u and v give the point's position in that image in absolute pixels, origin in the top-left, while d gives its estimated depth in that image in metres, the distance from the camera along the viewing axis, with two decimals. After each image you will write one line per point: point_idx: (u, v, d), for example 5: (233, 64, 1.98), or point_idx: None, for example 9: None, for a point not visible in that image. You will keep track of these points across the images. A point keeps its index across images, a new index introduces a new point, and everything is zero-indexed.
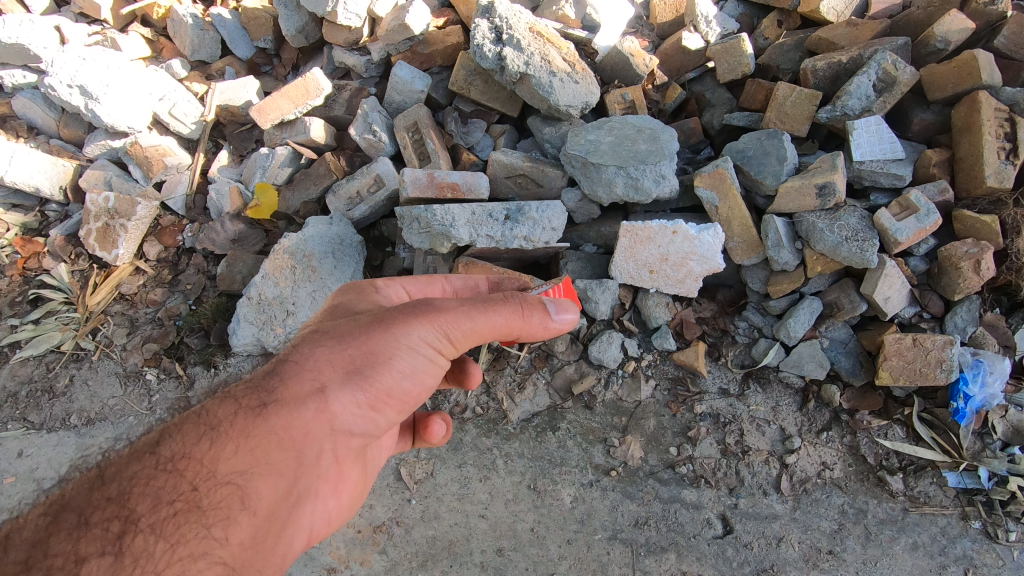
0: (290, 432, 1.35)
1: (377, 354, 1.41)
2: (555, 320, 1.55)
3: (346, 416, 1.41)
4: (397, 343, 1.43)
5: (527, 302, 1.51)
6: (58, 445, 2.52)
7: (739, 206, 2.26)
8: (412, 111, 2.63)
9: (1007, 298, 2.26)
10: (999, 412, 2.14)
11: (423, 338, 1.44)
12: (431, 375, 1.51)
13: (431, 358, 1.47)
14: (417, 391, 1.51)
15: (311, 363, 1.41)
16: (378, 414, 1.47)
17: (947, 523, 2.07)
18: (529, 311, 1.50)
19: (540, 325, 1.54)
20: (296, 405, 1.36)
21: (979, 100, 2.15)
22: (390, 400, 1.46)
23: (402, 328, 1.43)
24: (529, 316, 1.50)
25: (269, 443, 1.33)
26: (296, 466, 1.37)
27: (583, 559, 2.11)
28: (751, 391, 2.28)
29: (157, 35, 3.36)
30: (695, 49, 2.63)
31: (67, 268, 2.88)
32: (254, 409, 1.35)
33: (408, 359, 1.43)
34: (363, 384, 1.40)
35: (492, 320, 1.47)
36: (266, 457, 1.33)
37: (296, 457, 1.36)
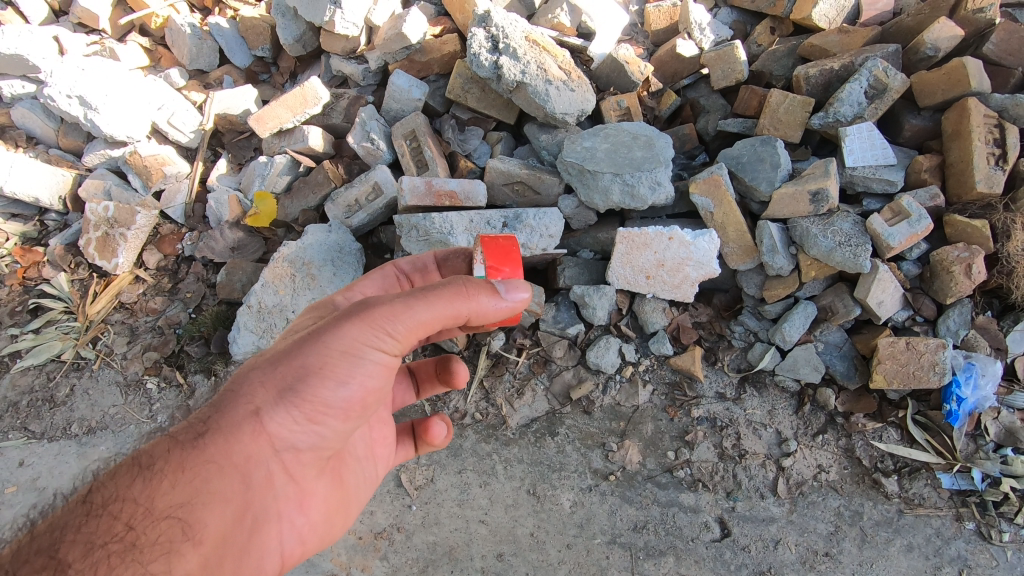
0: (230, 459, 1.28)
1: (309, 366, 1.28)
2: (505, 300, 1.39)
3: (288, 433, 1.31)
4: (332, 353, 1.29)
5: (468, 285, 1.35)
6: (59, 454, 2.53)
7: (734, 212, 2.29)
8: (410, 120, 2.66)
9: (998, 301, 2.30)
10: (991, 413, 2.18)
11: (361, 342, 1.30)
12: (381, 379, 1.38)
13: (375, 362, 1.33)
14: (369, 399, 1.39)
15: (244, 386, 1.29)
16: (325, 426, 1.36)
17: (942, 524, 2.10)
18: (471, 295, 1.34)
19: (488, 309, 1.38)
20: (231, 432, 1.27)
21: (968, 107, 2.18)
22: (335, 412, 1.34)
23: (334, 334, 1.29)
24: (473, 296, 1.35)
25: (206, 472, 1.26)
26: (243, 489, 1.32)
27: (583, 563, 2.13)
28: (747, 395, 2.31)
29: (156, 44, 3.38)
30: (689, 56, 2.67)
31: (67, 277, 2.90)
32: (189, 441, 1.27)
33: (348, 367, 1.30)
34: (299, 399, 1.28)
35: (433, 311, 1.32)
36: (206, 487, 1.25)
37: (241, 480, 1.31)
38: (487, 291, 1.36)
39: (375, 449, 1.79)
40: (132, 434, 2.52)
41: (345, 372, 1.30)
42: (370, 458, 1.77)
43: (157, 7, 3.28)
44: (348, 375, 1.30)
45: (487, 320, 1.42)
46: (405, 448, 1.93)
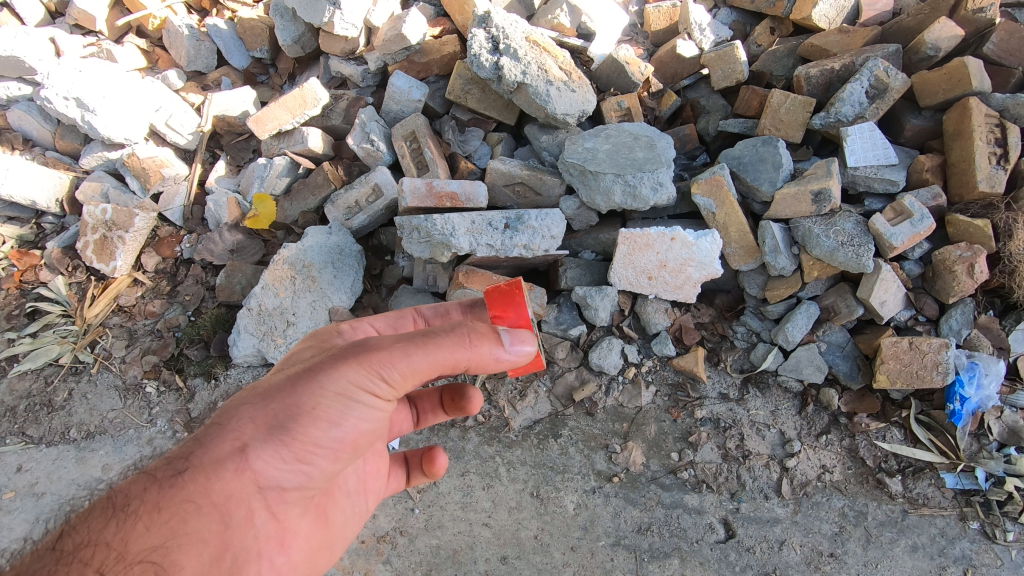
0: (211, 498, 1.26)
1: (301, 405, 1.28)
2: (507, 354, 1.35)
3: (274, 472, 1.31)
4: (324, 394, 1.28)
5: (470, 332, 1.32)
6: (58, 459, 2.51)
7: (736, 212, 2.28)
8: (410, 121, 2.65)
9: (1000, 300, 2.30)
10: (994, 413, 2.18)
11: (354, 383, 1.28)
12: (373, 420, 1.37)
13: (367, 405, 1.32)
14: (359, 441, 1.38)
15: (233, 421, 1.28)
16: (312, 466, 1.35)
17: (946, 524, 2.10)
18: (473, 342, 1.30)
19: (492, 360, 1.35)
20: (214, 469, 1.26)
21: (970, 107, 2.18)
22: (325, 451, 1.33)
23: (328, 375, 1.28)
24: (478, 346, 1.31)
25: (185, 511, 1.24)
26: (221, 529, 1.29)
27: (587, 566, 2.12)
28: (750, 396, 2.30)
29: (153, 46, 3.37)
30: (689, 56, 2.67)
31: (64, 280, 2.87)
32: (169, 479, 1.26)
33: (339, 409, 1.29)
34: (287, 439, 1.27)
35: (430, 357, 1.29)
36: (184, 527, 1.23)
37: (222, 519, 1.28)
38: (490, 341, 1.32)
39: (366, 484, 1.79)
40: (132, 439, 2.50)
41: (336, 415, 1.29)
42: (359, 493, 1.77)
43: (154, 9, 3.26)
44: (339, 417, 1.30)
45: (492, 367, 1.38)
46: (397, 479, 1.93)
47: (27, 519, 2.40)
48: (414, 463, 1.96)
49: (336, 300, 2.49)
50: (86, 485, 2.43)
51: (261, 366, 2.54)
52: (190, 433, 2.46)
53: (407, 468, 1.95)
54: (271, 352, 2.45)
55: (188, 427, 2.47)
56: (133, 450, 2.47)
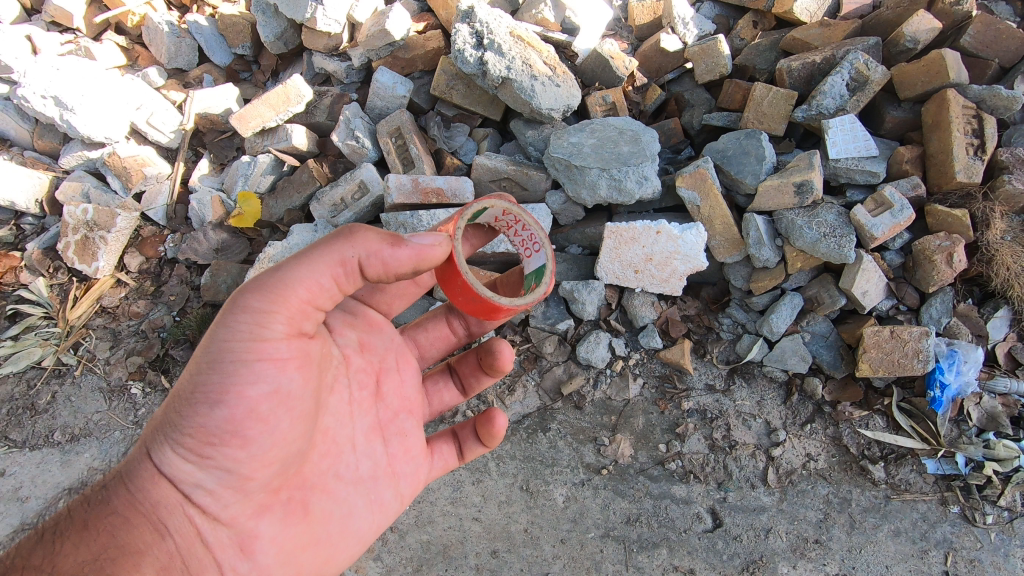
0: (135, 507, 1.29)
1: (186, 392, 1.27)
2: (404, 245, 1.30)
3: (186, 471, 1.29)
4: (201, 368, 1.25)
5: (340, 241, 1.27)
6: (42, 463, 2.48)
7: (721, 206, 2.30)
8: (395, 117, 2.64)
9: (979, 288, 2.33)
10: (974, 399, 2.22)
11: (224, 342, 1.23)
12: (272, 380, 1.27)
13: (251, 364, 1.24)
14: (265, 410, 1.27)
15: (145, 429, 1.34)
16: (223, 457, 1.28)
17: (928, 509, 2.14)
18: (350, 237, 1.27)
19: (378, 257, 1.28)
20: (132, 479, 1.31)
21: (947, 98, 2.22)
22: (225, 436, 1.26)
23: (204, 348, 1.26)
24: (339, 249, 1.26)
25: (111, 525, 1.27)
26: (158, 538, 1.29)
27: (577, 558, 2.14)
28: (736, 386, 2.33)
29: (133, 43, 3.32)
30: (673, 50, 2.68)
31: (45, 282, 2.83)
32: (95, 500, 1.31)
33: (219, 378, 1.24)
34: (179, 431, 1.26)
35: (303, 274, 1.25)
36: (113, 541, 1.26)
37: (155, 527, 1.29)
38: (377, 237, 1.28)
39: (392, 467, 1.59)
40: (118, 441, 2.48)
41: (219, 386, 1.24)
42: (380, 477, 1.57)
43: (133, 5, 3.21)
44: (224, 387, 1.24)
45: (388, 270, 1.31)
46: (444, 457, 1.74)
47: (12, 524, 2.37)
48: (463, 433, 1.76)
49: None
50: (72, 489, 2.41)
51: None
52: None
53: (457, 440, 1.76)
54: None
55: None
56: (119, 452, 2.46)
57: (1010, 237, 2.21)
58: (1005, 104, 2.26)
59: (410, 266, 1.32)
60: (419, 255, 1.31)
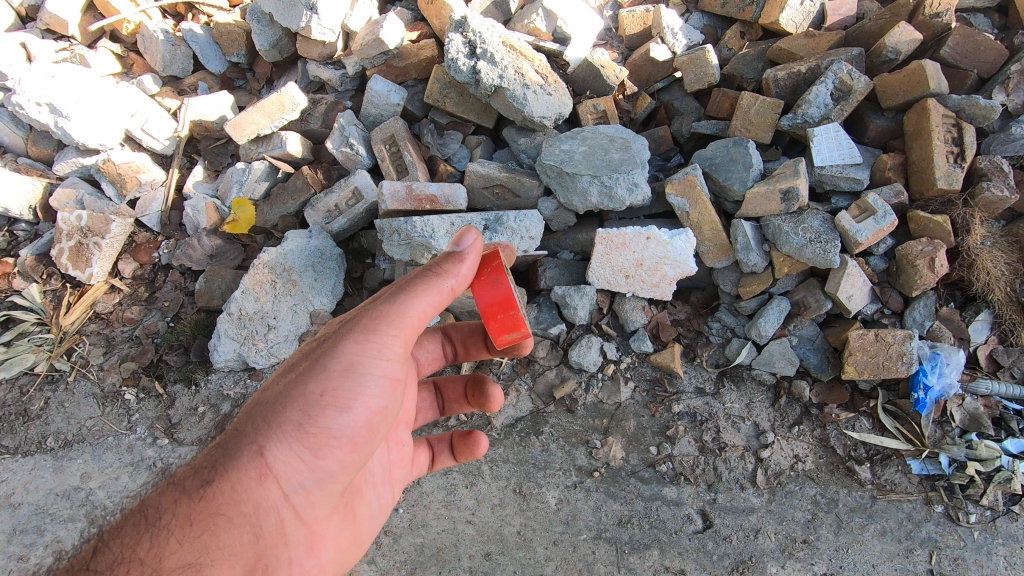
0: (240, 509, 1.29)
1: (310, 395, 1.34)
2: (462, 252, 1.49)
3: (297, 474, 1.35)
4: (329, 374, 1.36)
5: (436, 266, 1.48)
6: (35, 469, 2.49)
7: (709, 212, 2.35)
8: (389, 124, 2.67)
9: (961, 292, 2.38)
10: (956, 400, 2.27)
11: (354, 355, 1.38)
12: (383, 395, 1.43)
13: (372, 377, 1.40)
14: (375, 421, 1.44)
15: (250, 425, 1.32)
16: (331, 460, 1.39)
17: (913, 508, 2.19)
18: (445, 272, 1.47)
19: (462, 278, 1.49)
20: (238, 478, 1.29)
21: (928, 108, 2.28)
22: (340, 442, 1.39)
23: (332, 354, 1.37)
24: (443, 271, 1.47)
25: (216, 525, 1.27)
26: (253, 541, 1.33)
27: (570, 560, 2.16)
28: (726, 389, 2.36)
29: (127, 51, 3.33)
30: (663, 60, 2.73)
31: (38, 288, 2.82)
32: (196, 490, 1.28)
33: (348, 389, 1.36)
34: (302, 432, 1.32)
35: (419, 301, 1.44)
36: (217, 541, 1.26)
37: (252, 530, 1.33)
38: (451, 259, 1.48)
39: (392, 473, 1.85)
40: (112, 446, 2.49)
41: (346, 397, 1.37)
42: (386, 482, 1.82)
43: (128, 13, 3.23)
44: (350, 398, 1.37)
45: (466, 288, 1.54)
46: (421, 464, 2.00)
47: (4, 531, 2.38)
48: (439, 446, 2.03)
49: (317, 302, 2.52)
50: (65, 495, 2.42)
51: (242, 370, 2.53)
52: (171, 440, 2.46)
53: (432, 451, 2.03)
54: (252, 357, 2.45)
55: (169, 433, 2.47)
56: (113, 457, 2.47)
57: (989, 243, 2.30)
58: (984, 114, 2.32)
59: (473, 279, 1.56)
60: (477, 254, 1.51)
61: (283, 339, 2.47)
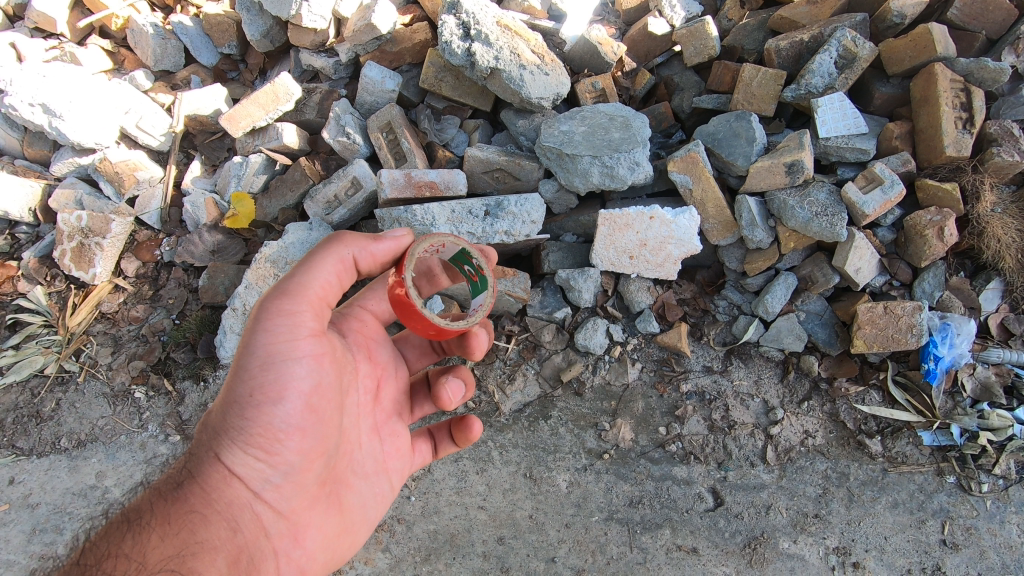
0: (212, 506, 1.44)
1: (242, 396, 1.41)
2: (384, 239, 1.56)
3: (256, 470, 1.45)
4: (252, 372, 1.40)
5: (339, 240, 1.52)
6: (51, 469, 2.52)
7: (713, 188, 2.31)
8: (384, 112, 2.63)
9: (971, 261, 2.35)
10: (967, 370, 2.24)
11: (273, 348, 1.40)
12: (316, 376, 1.45)
13: (296, 363, 1.42)
14: (317, 403, 1.47)
15: (205, 435, 1.46)
16: (287, 452, 1.46)
17: (924, 480, 2.19)
18: (341, 240, 1.50)
19: (368, 252, 1.53)
20: (205, 482, 1.44)
21: (935, 73, 2.22)
22: (286, 433, 1.44)
23: (248, 351, 1.40)
24: (346, 247, 1.50)
25: (192, 522, 1.42)
26: (231, 534, 1.45)
27: (582, 542, 2.19)
28: (734, 367, 2.35)
29: (118, 47, 3.29)
30: (661, 34, 2.66)
31: (43, 290, 2.82)
32: (170, 495, 1.45)
33: (274, 382, 1.40)
34: (244, 433, 1.41)
35: (319, 273, 1.46)
36: (195, 537, 1.40)
37: (229, 524, 1.45)
38: (361, 235, 1.53)
39: (385, 463, 1.75)
40: (124, 444, 2.52)
41: (275, 390, 1.41)
42: (379, 473, 1.73)
43: (116, 8, 3.20)
44: (278, 390, 1.41)
45: (373, 262, 1.57)
46: (423, 453, 1.87)
47: (24, 530, 2.43)
48: (440, 434, 1.88)
49: None
50: (82, 494, 2.46)
51: None
52: (183, 436, 2.48)
53: (433, 440, 1.89)
54: None
55: (181, 430, 2.50)
56: (126, 455, 2.50)
57: (999, 209, 2.25)
58: (993, 77, 2.26)
59: (386, 260, 1.60)
60: (397, 243, 1.57)
61: None
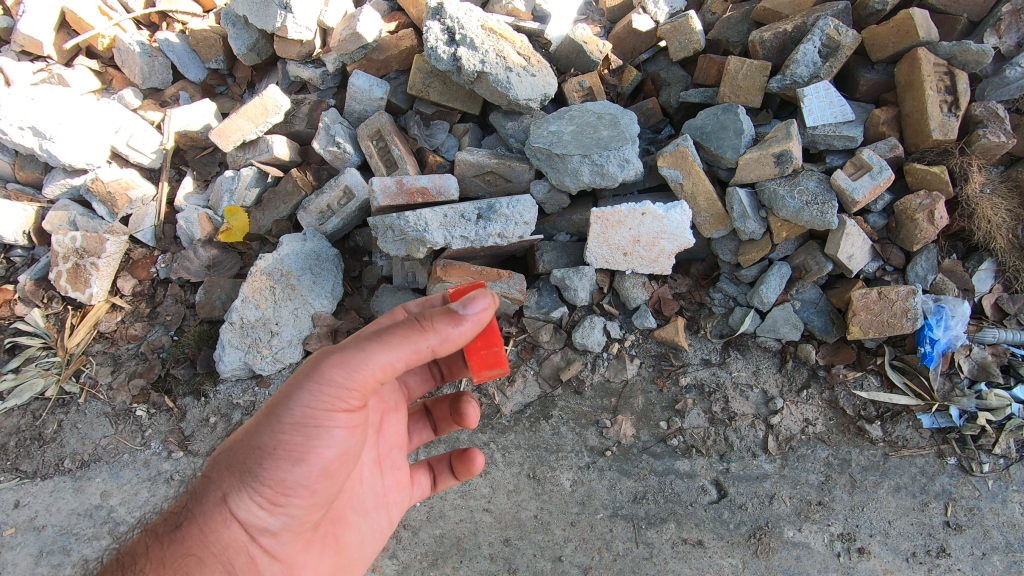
0: (209, 549, 1.43)
1: (265, 447, 1.41)
2: (464, 320, 1.45)
3: (259, 517, 1.45)
4: (282, 427, 1.41)
5: (418, 321, 1.45)
6: (55, 491, 2.53)
7: (703, 181, 2.32)
8: (374, 119, 2.64)
9: (963, 243, 2.36)
10: (964, 351, 2.25)
11: (308, 411, 1.40)
12: (343, 444, 1.47)
13: (328, 430, 1.43)
14: (335, 467, 1.48)
15: (214, 475, 1.46)
16: (292, 505, 1.47)
17: (925, 462, 2.20)
18: (424, 329, 1.43)
19: (444, 338, 1.45)
20: (204, 523, 1.43)
21: (918, 58, 2.23)
22: (297, 487, 1.45)
23: (285, 407, 1.41)
24: (426, 329, 1.44)
25: (187, 566, 1.41)
26: None
27: (588, 539, 2.20)
28: (731, 358, 2.36)
29: (105, 66, 3.31)
30: (646, 30, 2.67)
31: (41, 312, 2.82)
32: (169, 537, 1.44)
33: (300, 443, 1.41)
34: (257, 482, 1.42)
35: (383, 354, 1.42)
36: None
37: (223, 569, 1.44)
38: (443, 319, 1.45)
39: (387, 498, 1.81)
40: (128, 463, 2.52)
41: (299, 449, 1.41)
42: (380, 509, 1.79)
43: (102, 28, 3.20)
44: (303, 451, 1.42)
45: (450, 348, 1.49)
46: (422, 486, 1.93)
47: (32, 553, 2.42)
48: (440, 467, 1.95)
49: (317, 304, 2.53)
50: (87, 514, 2.47)
51: (249, 378, 2.54)
52: (187, 452, 2.49)
53: (432, 472, 1.95)
54: (258, 364, 2.45)
55: (184, 446, 2.50)
56: (130, 473, 2.50)
57: (987, 190, 2.27)
58: (976, 59, 2.26)
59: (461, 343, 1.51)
60: (476, 326, 1.48)
61: (288, 344, 2.46)
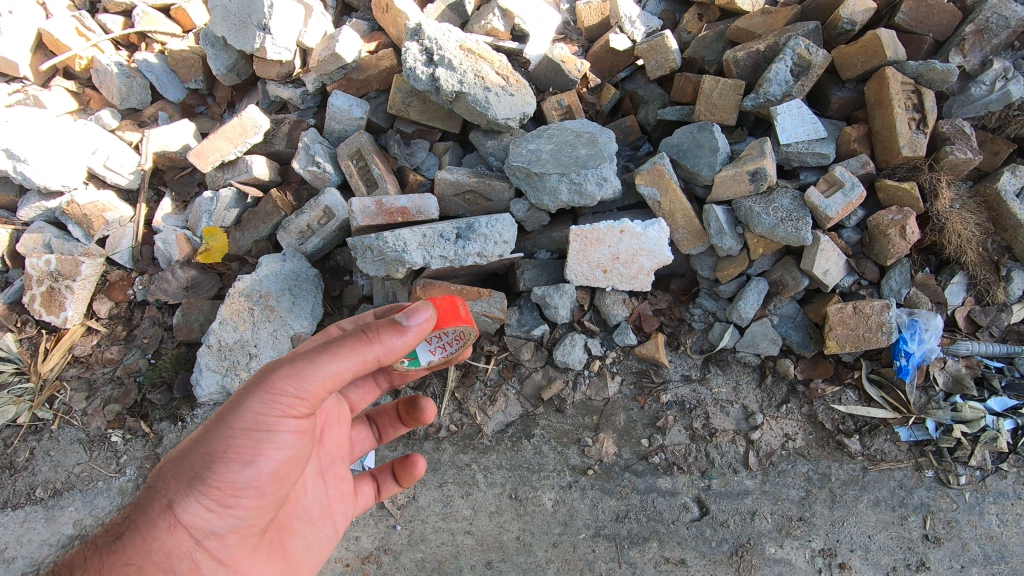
0: (151, 557, 1.37)
1: (215, 452, 1.38)
2: (409, 330, 1.46)
3: (205, 521, 1.41)
4: (233, 432, 1.38)
5: (369, 332, 1.44)
6: (26, 521, 2.46)
7: (681, 199, 2.34)
8: (354, 139, 2.64)
9: (935, 257, 2.40)
10: (938, 364, 2.29)
11: (258, 415, 1.38)
12: (292, 448, 1.45)
13: (277, 434, 1.42)
14: (285, 471, 1.47)
15: (160, 482, 1.41)
16: (240, 508, 1.44)
17: (904, 476, 2.22)
18: (371, 339, 1.43)
19: (390, 348, 1.45)
20: (148, 530, 1.37)
21: (886, 76, 2.29)
22: (246, 491, 1.43)
23: (236, 413, 1.38)
24: (375, 340, 1.44)
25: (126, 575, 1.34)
26: None
27: (571, 560, 2.17)
28: (712, 374, 2.37)
29: (83, 87, 3.30)
30: (623, 49, 2.71)
31: (14, 337, 2.77)
32: (108, 546, 1.38)
33: (251, 446, 1.39)
34: (206, 485, 1.38)
35: (333, 363, 1.40)
36: None
37: None
38: (387, 329, 1.45)
39: (331, 507, 1.86)
40: (103, 490, 2.47)
41: (249, 453, 1.39)
42: (324, 517, 1.84)
43: (80, 49, 3.19)
44: (253, 453, 1.39)
45: (396, 358, 1.49)
46: (366, 496, 2.01)
47: None
48: (383, 476, 2.04)
49: (297, 326, 2.50)
50: (59, 545, 2.40)
51: None
52: None
53: (376, 482, 2.03)
54: (236, 387, 2.42)
55: None
56: (105, 502, 2.45)
57: (957, 206, 2.31)
58: (942, 77, 2.32)
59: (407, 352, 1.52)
60: (421, 335, 1.49)
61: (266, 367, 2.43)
